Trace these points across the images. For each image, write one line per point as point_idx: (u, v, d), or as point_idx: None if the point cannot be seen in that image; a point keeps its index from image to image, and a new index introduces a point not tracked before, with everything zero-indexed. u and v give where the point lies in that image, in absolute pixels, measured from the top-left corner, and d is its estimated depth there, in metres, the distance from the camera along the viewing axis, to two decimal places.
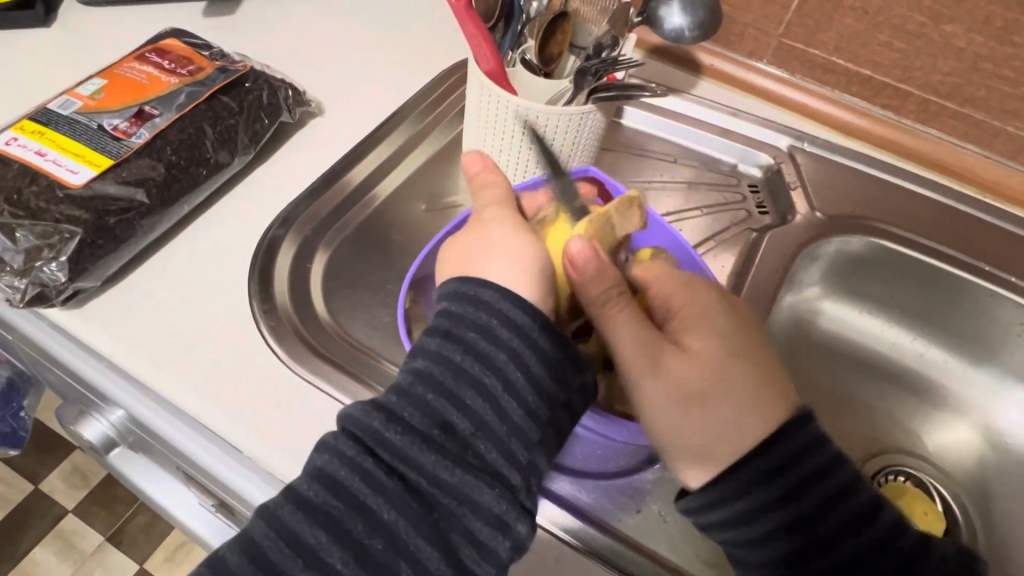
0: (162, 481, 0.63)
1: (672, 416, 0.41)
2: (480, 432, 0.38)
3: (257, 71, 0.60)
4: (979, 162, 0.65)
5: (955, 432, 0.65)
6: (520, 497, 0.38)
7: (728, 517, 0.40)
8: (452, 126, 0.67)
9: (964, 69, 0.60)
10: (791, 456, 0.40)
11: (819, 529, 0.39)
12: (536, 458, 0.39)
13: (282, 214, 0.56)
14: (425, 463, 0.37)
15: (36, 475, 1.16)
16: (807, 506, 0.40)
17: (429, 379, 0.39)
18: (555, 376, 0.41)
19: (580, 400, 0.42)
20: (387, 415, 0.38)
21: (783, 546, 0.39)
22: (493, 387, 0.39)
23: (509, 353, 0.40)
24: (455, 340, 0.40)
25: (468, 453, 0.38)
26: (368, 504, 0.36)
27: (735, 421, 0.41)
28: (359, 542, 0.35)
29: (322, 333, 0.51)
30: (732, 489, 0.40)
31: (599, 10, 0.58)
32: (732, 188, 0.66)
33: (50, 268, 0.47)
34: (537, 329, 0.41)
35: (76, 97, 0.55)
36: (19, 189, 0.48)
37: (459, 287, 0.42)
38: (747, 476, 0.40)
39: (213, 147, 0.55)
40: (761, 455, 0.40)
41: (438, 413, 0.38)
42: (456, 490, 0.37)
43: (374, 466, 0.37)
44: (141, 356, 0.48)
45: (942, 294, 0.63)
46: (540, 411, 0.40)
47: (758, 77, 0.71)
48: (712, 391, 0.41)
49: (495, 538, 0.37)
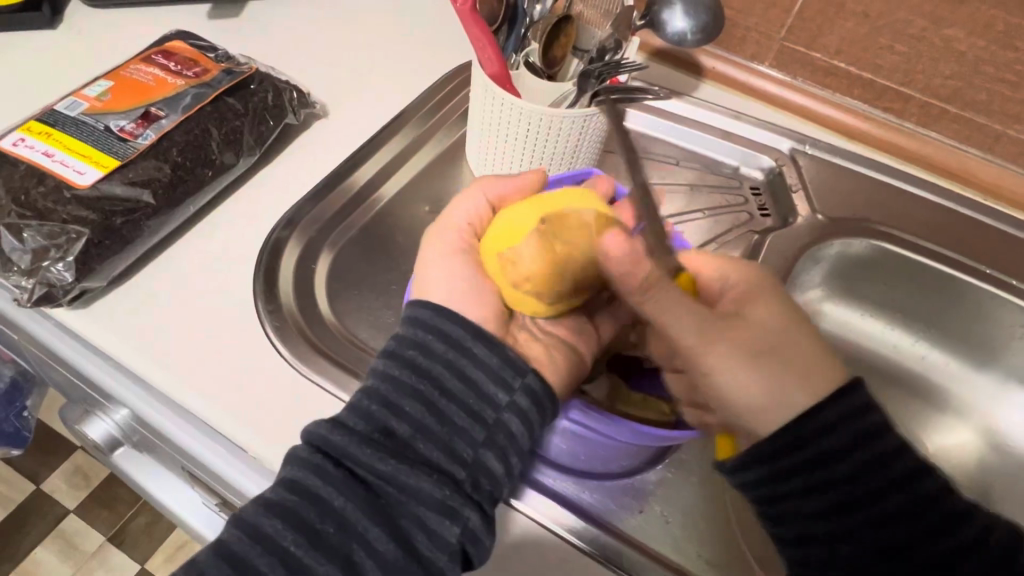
0: (167, 480, 0.63)
1: (741, 376, 0.39)
2: (419, 433, 0.39)
3: (262, 74, 0.60)
4: (980, 166, 0.65)
5: (958, 435, 0.66)
6: (467, 489, 0.38)
7: (761, 478, 0.39)
8: (455, 128, 0.67)
9: (966, 73, 0.61)
10: (833, 420, 0.38)
11: (858, 495, 0.38)
12: (484, 457, 0.39)
13: (287, 216, 0.56)
14: (366, 461, 0.38)
15: (37, 475, 1.17)
16: (845, 469, 0.38)
17: (372, 391, 0.40)
18: (495, 377, 0.41)
19: (525, 400, 0.41)
20: (333, 422, 0.39)
21: (821, 502, 0.38)
22: (429, 393, 0.40)
23: (443, 362, 0.41)
24: (394, 356, 0.41)
25: (408, 452, 0.38)
26: (320, 495, 0.37)
27: (807, 371, 0.40)
28: (311, 526, 0.36)
29: (327, 334, 0.51)
30: (772, 448, 0.39)
31: (602, 13, 0.58)
32: (733, 191, 0.67)
33: (57, 268, 0.47)
34: (469, 338, 0.42)
35: (83, 98, 0.55)
36: (27, 190, 0.49)
37: (406, 312, 0.43)
38: (790, 434, 0.39)
39: (219, 148, 0.55)
40: (805, 416, 0.39)
41: (378, 419, 0.39)
42: (395, 479, 0.37)
43: (323, 461, 0.38)
44: (144, 356, 0.48)
45: (946, 297, 0.63)
46: (482, 412, 0.40)
47: (759, 80, 0.71)
48: (778, 350, 0.40)
49: (442, 524, 0.37)
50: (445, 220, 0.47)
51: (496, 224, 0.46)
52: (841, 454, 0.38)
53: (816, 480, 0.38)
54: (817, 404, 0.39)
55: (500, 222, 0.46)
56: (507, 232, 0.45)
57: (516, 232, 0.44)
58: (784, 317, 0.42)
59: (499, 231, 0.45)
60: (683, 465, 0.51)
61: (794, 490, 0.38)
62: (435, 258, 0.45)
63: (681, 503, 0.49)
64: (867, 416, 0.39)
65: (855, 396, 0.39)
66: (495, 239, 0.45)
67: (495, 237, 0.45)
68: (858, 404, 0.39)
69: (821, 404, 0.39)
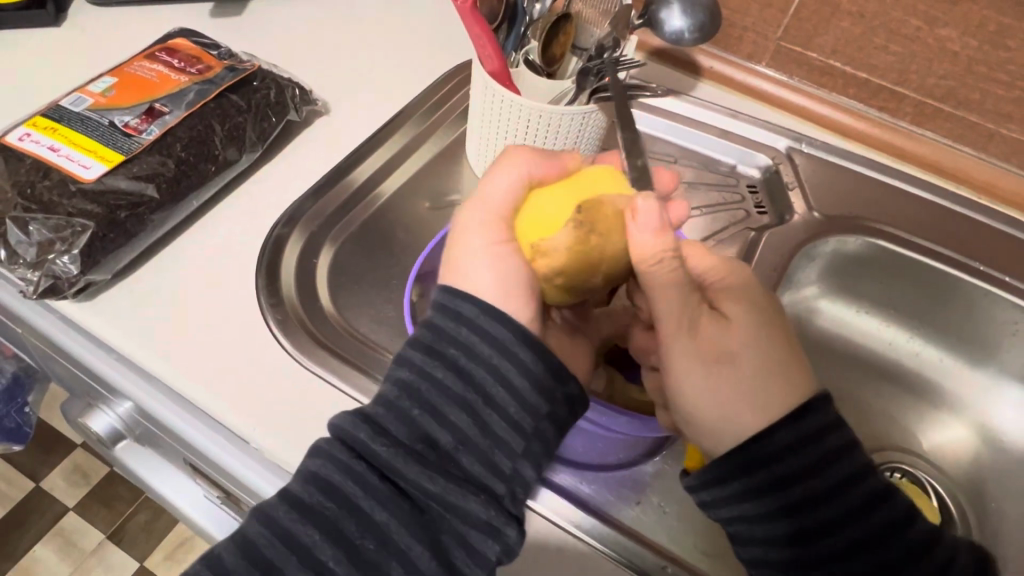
0: (170, 471, 0.64)
1: (697, 378, 0.41)
2: (462, 446, 0.39)
3: (265, 71, 0.61)
4: (973, 165, 0.66)
5: (952, 430, 0.66)
6: (506, 504, 0.39)
7: (720, 498, 0.41)
8: (455, 125, 0.68)
9: (959, 72, 0.62)
10: (793, 443, 0.40)
11: (818, 517, 0.39)
12: (521, 468, 0.40)
13: (287, 213, 0.57)
14: (411, 475, 0.38)
15: (36, 475, 1.17)
16: (803, 492, 0.39)
17: (415, 394, 0.39)
18: (540, 388, 0.41)
19: (563, 408, 0.42)
20: (374, 428, 0.39)
21: (780, 526, 0.40)
22: (474, 402, 0.39)
23: (487, 367, 0.40)
24: (437, 356, 0.40)
25: (451, 465, 0.39)
26: (361, 507, 0.37)
27: (764, 389, 0.41)
28: (351, 541, 0.37)
29: (328, 327, 0.52)
30: (731, 467, 0.40)
31: (601, 12, 0.59)
32: (730, 188, 0.67)
33: (62, 261, 0.48)
34: (517, 343, 0.40)
35: (88, 94, 0.56)
36: (32, 184, 0.50)
37: (443, 298, 0.42)
38: (751, 455, 0.40)
39: (222, 144, 0.56)
40: (764, 437, 0.40)
41: (421, 429, 0.39)
42: (441, 497, 0.38)
43: (366, 471, 0.38)
44: (150, 350, 0.49)
45: (939, 295, 0.64)
46: (524, 423, 0.40)
47: (755, 79, 0.72)
48: (743, 355, 0.41)
49: (484, 541, 0.38)
50: (481, 200, 0.43)
51: (531, 208, 0.43)
52: (801, 476, 0.39)
53: (775, 502, 0.40)
54: (774, 425, 0.40)
55: (532, 208, 0.43)
56: (541, 222, 0.42)
57: (550, 222, 0.42)
58: (761, 318, 0.42)
59: (534, 220, 0.42)
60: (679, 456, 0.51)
61: (753, 511, 0.40)
62: (478, 246, 0.42)
63: (677, 495, 0.49)
64: (827, 439, 0.40)
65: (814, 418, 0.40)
66: (529, 229, 0.42)
67: (526, 226, 0.42)
68: (816, 427, 0.40)
69: (776, 427, 0.40)
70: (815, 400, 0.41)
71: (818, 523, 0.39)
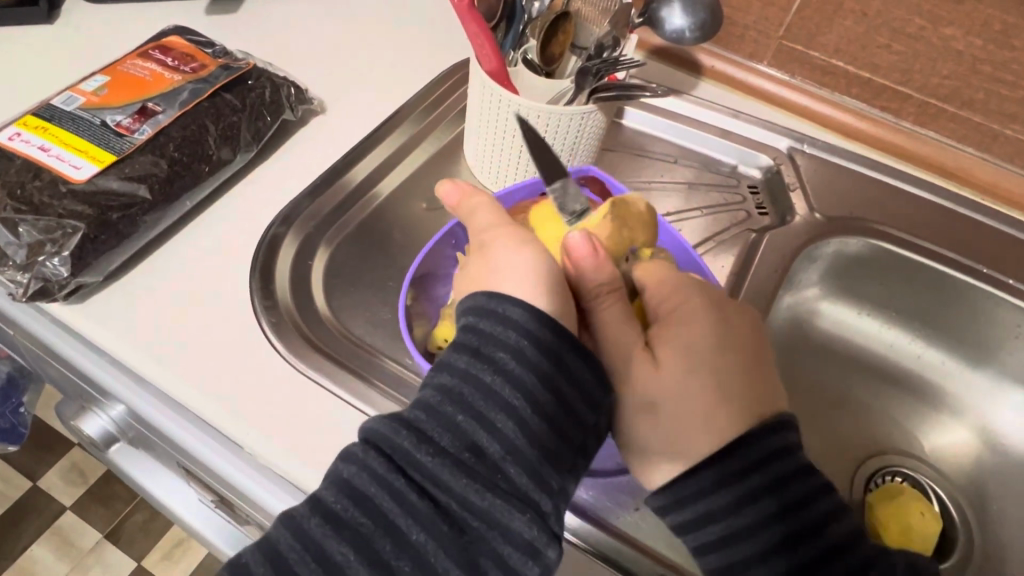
0: (163, 474, 0.63)
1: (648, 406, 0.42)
2: (509, 456, 0.37)
3: (260, 70, 0.60)
4: (976, 165, 0.65)
5: (952, 434, 0.66)
6: (550, 522, 0.38)
7: (685, 523, 0.40)
8: (453, 125, 0.67)
9: (963, 72, 0.61)
10: (756, 462, 0.40)
11: (780, 536, 0.39)
12: (567, 485, 0.39)
13: (284, 213, 0.56)
14: (456, 487, 0.37)
15: (34, 473, 1.16)
16: (767, 511, 0.39)
17: (458, 399, 0.39)
18: (583, 398, 0.40)
19: (606, 421, 0.41)
20: (417, 436, 0.38)
21: (747, 549, 0.39)
22: (522, 410, 0.38)
23: (536, 372, 0.39)
24: (484, 360, 0.39)
25: (498, 477, 0.37)
26: (396, 525, 0.36)
27: (710, 417, 0.41)
28: (386, 562, 0.35)
29: (323, 330, 0.51)
30: (695, 490, 0.40)
31: (600, 11, 0.59)
32: (731, 189, 0.66)
33: (52, 263, 0.47)
34: (559, 348, 0.40)
35: (79, 93, 0.55)
36: (22, 185, 0.49)
37: (486, 302, 0.41)
38: (716, 476, 0.40)
39: (216, 143, 0.55)
40: (726, 458, 0.40)
41: (468, 437, 0.38)
42: (485, 513, 0.36)
43: (405, 486, 0.37)
44: (143, 354, 0.48)
45: (941, 297, 0.64)
46: (571, 435, 0.39)
47: (757, 79, 0.71)
48: (690, 384, 0.41)
49: (525, 562, 0.36)
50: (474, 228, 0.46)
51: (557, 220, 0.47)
52: (763, 494, 0.39)
53: (739, 525, 0.39)
54: (724, 450, 0.40)
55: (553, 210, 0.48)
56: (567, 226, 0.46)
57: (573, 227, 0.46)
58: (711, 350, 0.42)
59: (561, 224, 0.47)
60: None
61: (718, 535, 0.39)
62: (502, 256, 0.43)
63: None
64: (787, 458, 0.41)
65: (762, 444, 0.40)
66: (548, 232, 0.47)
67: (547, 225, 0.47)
68: (775, 446, 0.41)
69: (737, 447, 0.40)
70: (777, 419, 0.42)
71: (783, 544, 0.39)
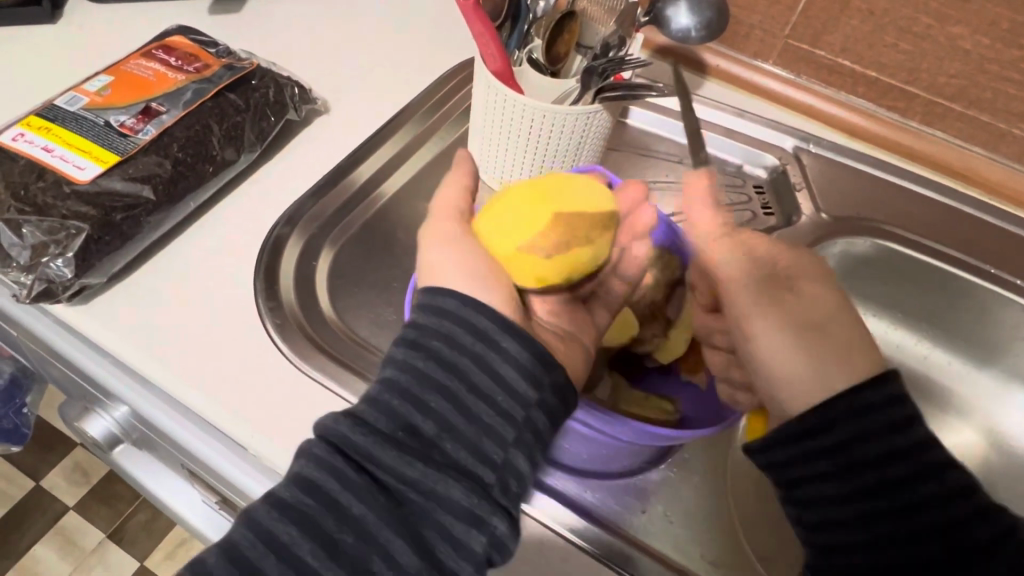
0: (166, 475, 0.63)
1: (782, 346, 0.43)
2: (447, 433, 0.38)
3: (263, 69, 0.60)
4: (984, 165, 0.65)
5: (961, 435, 0.65)
6: (494, 494, 0.37)
7: (790, 456, 0.40)
8: (458, 124, 0.67)
9: (971, 70, 0.60)
10: (870, 404, 0.39)
11: (884, 476, 0.38)
12: (514, 458, 0.38)
13: (288, 213, 0.56)
14: (388, 462, 0.37)
15: (36, 473, 1.16)
16: (877, 451, 0.39)
17: (395, 386, 0.38)
18: (526, 376, 0.40)
19: (553, 398, 0.41)
20: (354, 419, 0.38)
21: (853, 486, 0.39)
22: (457, 390, 0.38)
23: (470, 355, 0.39)
24: (419, 347, 0.39)
25: (434, 452, 0.37)
26: (339, 503, 0.36)
27: (847, 355, 0.42)
28: (330, 537, 0.35)
29: (327, 331, 0.51)
30: (802, 426, 0.40)
31: (606, 10, 0.58)
32: (738, 189, 0.66)
33: (56, 264, 0.47)
34: (498, 331, 0.40)
35: (83, 93, 0.55)
36: (26, 185, 0.49)
37: (422, 298, 0.41)
38: (828, 414, 0.40)
39: (220, 144, 0.55)
40: (842, 397, 0.40)
41: (402, 417, 0.38)
42: (423, 486, 0.36)
43: (344, 465, 0.37)
44: (146, 355, 0.48)
45: (950, 297, 0.63)
46: (515, 412, 0.39)
47: (762, 78, 0.71)
48: (825, 324, 0.43)
49: (469, 533, 0.36)
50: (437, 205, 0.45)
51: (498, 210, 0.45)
52: (874, 437, 0.39)
53: (843, 461, 0.39)
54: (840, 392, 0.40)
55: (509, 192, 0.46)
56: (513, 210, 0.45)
57: (548, 207, 0.44)
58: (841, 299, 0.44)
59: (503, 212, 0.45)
60: (685, 464, 0.50)
61: (822, 470, 0.39)
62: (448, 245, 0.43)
63: (683, 503, 0.48)
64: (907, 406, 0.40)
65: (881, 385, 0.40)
66: (492, 233, 0.44)
67: (489, 216, 0.45)
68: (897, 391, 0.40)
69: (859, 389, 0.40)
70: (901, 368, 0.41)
71: (886, 486, 0.38)
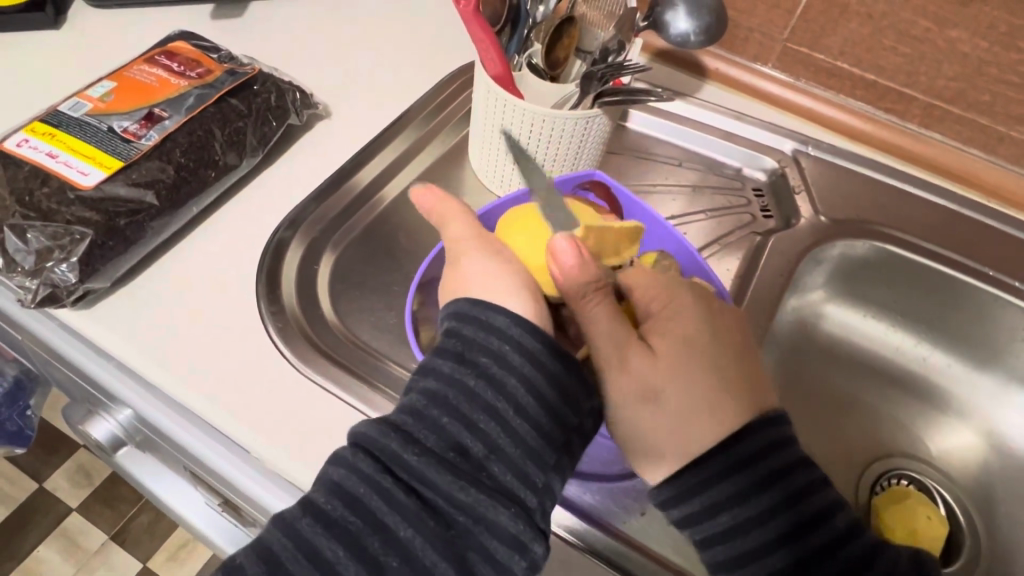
0: (169, 477, 0.64)
1: (633, 409, 0.42)
2: (493, 455, 0.38)
3: (265, 75, 0.61)
4: (982, 167, 0.65)
5: (960, 437, 0.65)
6: (536, 518, 0.38)
7: (679, 518, 0.41)
8: (458, 128, 0.67)
9: (969, 73, 0.61)
10: (739, 459, 0.40)
11: (770, 529, 0.39)
12: (553, 481, 0.39)
13: (291, 216, 0.57)
14: (442, 484, 0.37)
15: (39, 475, 1.17)
16: (757, 505, 0.39)
17: (443, 402, 0.39)
18: (566, 398, 0.41)
19: (591, 422, 0.42)
20: (404, 437, 0.38)
21: (743, 543, 0.39)
22: (504, 411, 0.39)
23: (518, 376, 0.40)
24: (468, 364, 0.40)
25: (483, 475, 0.38)
26: (385, 522, 0.36)
27: (696, 411, 0.41)
28: (375, 557, 0.35)
29: (330, 335, 0.51)
30: (683, 487, 0.40)
31: (605, 14, 0.60)
32: (736, 192, 0.66)
33: (61, 269, 0.47)
34: (545, 352, 0.41)
35: (86, 98, 0.55)
36: (30, 191, 0.49)
37: (469, 308, 0.42)
38: (705, 471, 0.40)
39: (222, 149, 0.55)
40: (712, 454, 0.40)
41: (452, 437, 0.38)
42: (473, 510, 0.37)
43: (393, 486, 0.37)
44: (149, 357, 0.48)
45: (945, 298, 0.64)
46: (556, 433, 0.40)
47: (761, 81, 0.71)
48: (672, 385, 0.42)
49: (512, 557, 0.36)
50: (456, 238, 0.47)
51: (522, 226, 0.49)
52: (752, 491, 0.40)
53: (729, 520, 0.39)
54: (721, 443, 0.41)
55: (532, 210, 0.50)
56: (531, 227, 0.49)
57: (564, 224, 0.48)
58: (691, 351, 0.43)
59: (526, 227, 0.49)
60: None
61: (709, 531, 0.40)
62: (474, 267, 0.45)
63: None
64: (776, 454, 0.41)
65: (761, 433, 0.41)
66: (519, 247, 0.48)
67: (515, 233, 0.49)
68: (765, 441, 0.41)
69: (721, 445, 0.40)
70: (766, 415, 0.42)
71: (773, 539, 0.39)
